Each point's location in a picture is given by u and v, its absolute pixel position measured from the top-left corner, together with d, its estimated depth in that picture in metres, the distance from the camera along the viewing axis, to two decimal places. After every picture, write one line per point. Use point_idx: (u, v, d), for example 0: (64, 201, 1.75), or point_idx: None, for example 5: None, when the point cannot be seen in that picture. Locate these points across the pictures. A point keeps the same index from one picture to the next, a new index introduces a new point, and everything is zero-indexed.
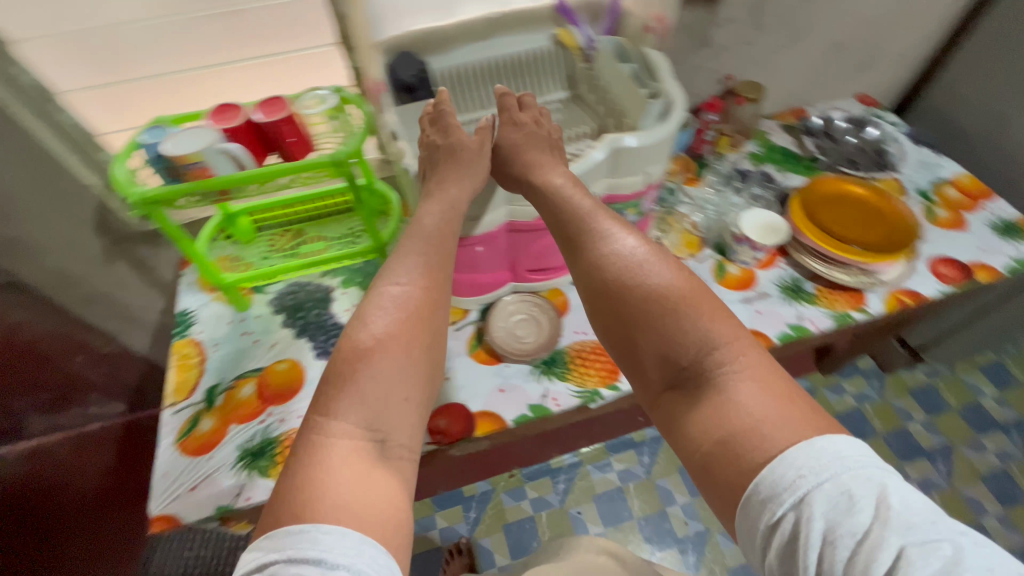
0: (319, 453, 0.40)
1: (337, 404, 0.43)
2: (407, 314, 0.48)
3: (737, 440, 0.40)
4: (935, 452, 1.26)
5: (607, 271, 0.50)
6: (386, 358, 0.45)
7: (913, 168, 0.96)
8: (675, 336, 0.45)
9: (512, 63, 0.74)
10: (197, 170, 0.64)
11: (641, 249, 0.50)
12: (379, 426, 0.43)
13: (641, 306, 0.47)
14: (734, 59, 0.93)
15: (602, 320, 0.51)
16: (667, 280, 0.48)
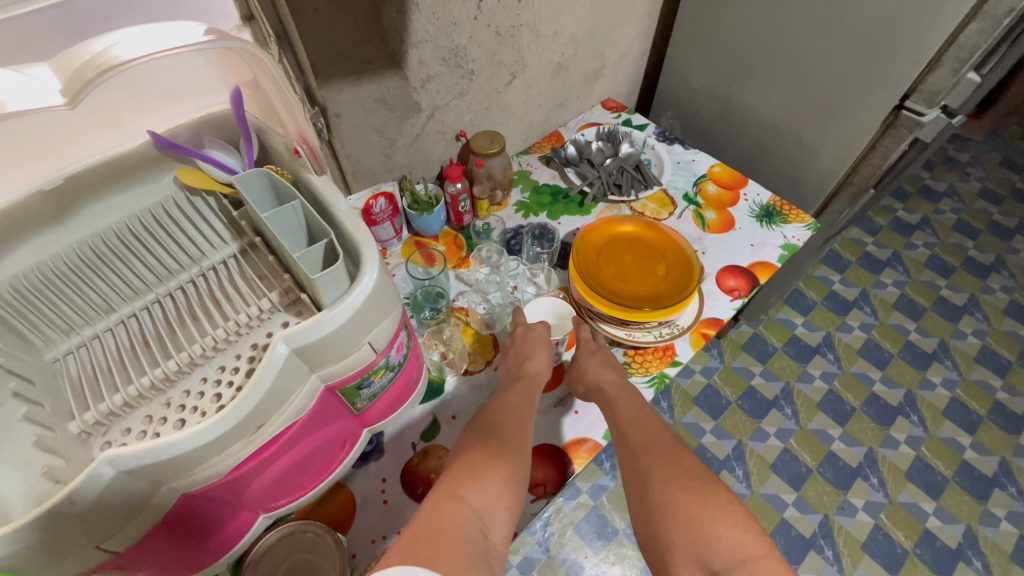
0: (436, 515, 0.42)
1: (465, 486, 0.46)
2: (506, 443, 0.52)
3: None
4: (779, 398, 1.35)
5: (648, 447, 0.54)
6: (496, 480, 0.47)
7: (674, 173, 0.93)
8: (709, 532, 0.45)
9: (108, 250, 0.49)
10: None
11: (661, 442, 0.54)
12: (490, 521, 0.44)
13: (680, 492, 0.48)
14: (455, 115, 0.79)
15: (636, 509, 0.50)
16: (700, 479, 0.50)
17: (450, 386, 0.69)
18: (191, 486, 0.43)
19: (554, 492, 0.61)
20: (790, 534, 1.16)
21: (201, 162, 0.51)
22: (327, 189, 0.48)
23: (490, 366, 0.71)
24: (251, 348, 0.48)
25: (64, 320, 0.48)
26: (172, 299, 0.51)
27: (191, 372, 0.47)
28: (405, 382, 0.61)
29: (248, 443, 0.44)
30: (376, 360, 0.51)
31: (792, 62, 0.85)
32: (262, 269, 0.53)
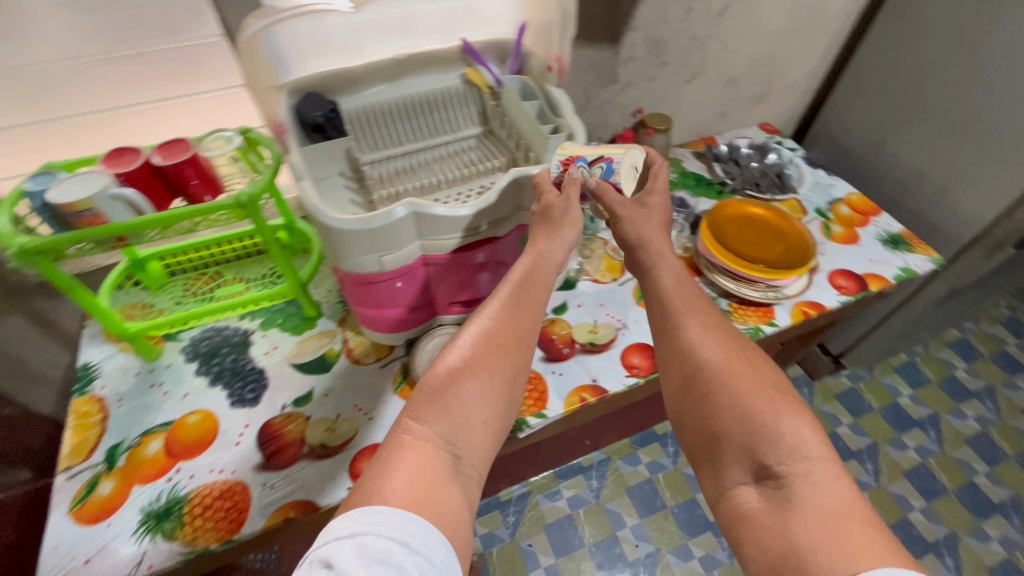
0: (398, 452, 0.46)
1: (427, 412, 0.48)
2: (486, 354, 0.52)
3: (811, 554, 0.38)
4: (862, 452, 1.33)
5: (701, 353, 0.52)
6: (467, 394, 0.50)
7: (811, 190, 1.05)
8: (769, 426, 0.45)
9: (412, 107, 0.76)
10: (87, 218, 0.61)
11: (716, 340, 0.52)
12: (458, 441, 0.48)
13: (742, 391, 0.48)
14: (639, 94, 0.99)
15: (685, 408, 0.51)
16: (757, 387, 0.48)
17: (581, 286, 0.88)
18: (433, 248, 0.66)
19: (644, 374, 0.77)
20: None
21: (480, 66, 0.76)
22: (559, 97, 0.71)
23: (615, 282, 0.89)
24: (481, 187, 0.71)
25: (377, 139, 0.74)
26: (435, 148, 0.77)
27: (440, 190, 0.71)
28: None
29: (473, 234, 0.66)
30: None
31: (952, 114, 0.94)
32: (493, 148, 0.77)
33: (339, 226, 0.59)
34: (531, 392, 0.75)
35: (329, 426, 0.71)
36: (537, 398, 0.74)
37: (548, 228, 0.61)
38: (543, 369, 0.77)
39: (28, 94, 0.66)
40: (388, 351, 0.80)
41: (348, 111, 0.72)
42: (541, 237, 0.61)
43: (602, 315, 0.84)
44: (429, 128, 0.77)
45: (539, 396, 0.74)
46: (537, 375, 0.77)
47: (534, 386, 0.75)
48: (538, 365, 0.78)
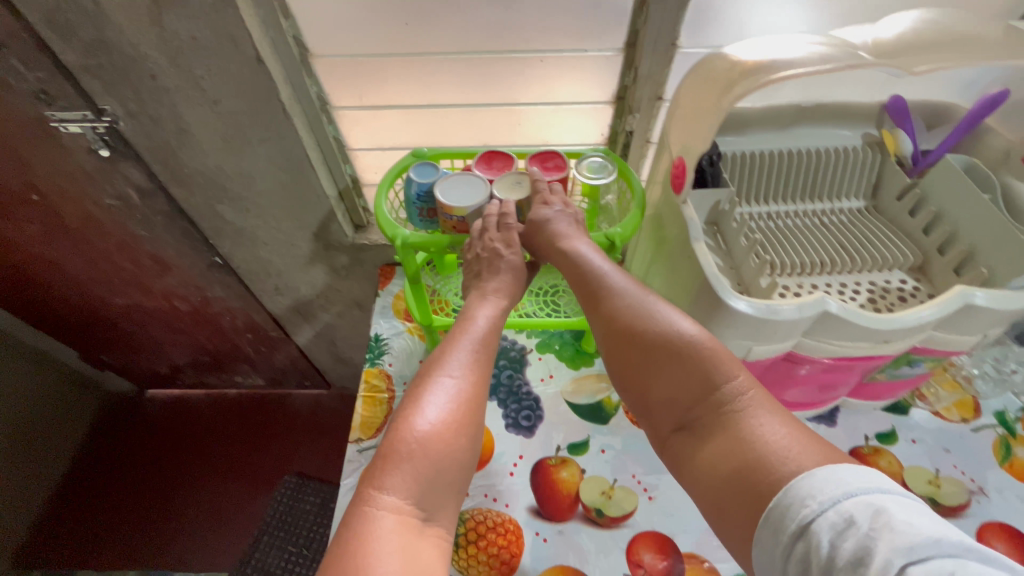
0: (365, 528, 0.39)
1: (388, 478, 0.41)
2: (460, 409, 0.46)
3: (759, 464, 0.39)
4: None
5: (621, 318, 0.50)
6: (442, 448, 0.43)
7: None
8: (683, 369, 0.45)
9: (803, 161, 0.62)
10: (454, 221, 0.59)
11: (647, 299, 0.50)
12: (424, 503, 0.42)
13: (657, 345, 0.47)
14: None
15: (625, 376, 0.50)
16: (679, 333, 0.47)
17: (917, 414, 0.70)
18: (810, 348, 0.56)
19: None
20: None
21: (902, 130, 0.61)
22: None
23: (965, 424, 0.69)
24: (874, 284, 0.58)
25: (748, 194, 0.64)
26: (807, 212, 0.64)
27: (818, 274, 0.58)
28: (914, 382, 0.65)
29: (868, 346, 0.54)
30: (957, 352, 0.57)
31: None
32: (887, 228, 0.62)
33: (742, 309, 0.51)
34: None
35: (605, 491, 0.65)
36: None
37: (495, 281, 0.57)
38: None
39: (425, 78, 0.66)
40: None
41: (729, 153, 0.62)
42: (484, 285, 0.57)
43: (948, 465, 0.66)
44: (806, 190, 0.64)
45: None
46: None
47: None
48: None
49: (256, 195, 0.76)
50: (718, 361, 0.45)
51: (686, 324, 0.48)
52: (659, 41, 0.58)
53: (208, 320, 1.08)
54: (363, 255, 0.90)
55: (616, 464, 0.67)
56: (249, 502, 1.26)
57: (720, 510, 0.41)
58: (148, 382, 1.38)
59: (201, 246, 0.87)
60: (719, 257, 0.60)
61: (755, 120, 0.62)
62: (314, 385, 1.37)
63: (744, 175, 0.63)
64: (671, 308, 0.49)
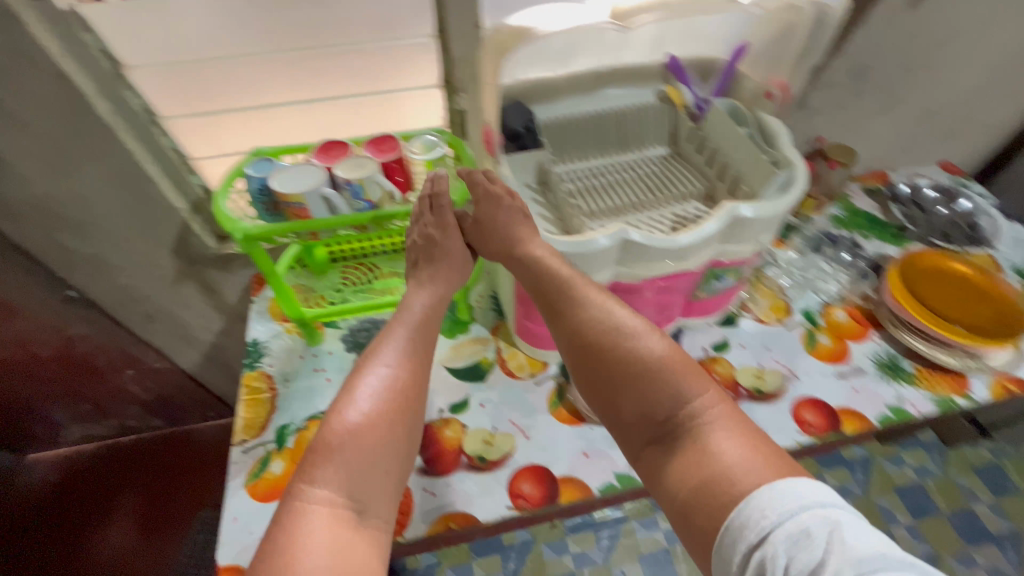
0: (297, 523, 0.44)
1: (317, 472, 0.46)
2: (387, 398, 0.51)
3: (723, 478, 0.46)
4: (1004, 538, 1.15)
5: (592, 336, 0.54)
6: (372, 439, 0.49)
7: (1008, 246, 0.93)
8: (659, 387, 0.51)
9: (606, 119, 0.72)
10: (295, 210, 0.62)
11: (620, 317, 0.55)
12: (360, 494, 0.47)
13: (634, 363, 0.52)
14: (823, 122, 0.91)
15: (595, 390, 0.55)
16: (652, 353, 0.52)
17: (744, 323, 0.83)
18: (627, 275, 0.64)
19: (820, 434, 0.70)
20: None
21: (681, 84, 0.71)
22: (773, 122, 0.65)
23: (781, 324, 0.82)
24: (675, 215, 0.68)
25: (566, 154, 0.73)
26: (621, 164, 0.75)
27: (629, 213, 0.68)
28: (730, 294, 0.77)
29: (671, 265, 0.63)
30: (747, 260, 0.68)
31: None
32: (684, 167, 0.73)
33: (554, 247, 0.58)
34: None
35: (486, 439, 0.70)
36: None
37: (428, 271, 0.64)
38: None
39: (259, 78, 0.69)
40: (541, 367, 0.78)
41: (543, 120, 0.70)
42: (420, 276, 0.64)
43: (769, 360, 0.78)
44: (616, 145, 0.75)
45: None
46: None
47: None
48: None
49: (96, 217, 0.74)
50: (687, 380, 0.51)
51: (658, 346, 0.53)
52: (463, 24, 0.66)
53: (79, 362, 1.01)
54: (233, 265, 0.89)
55: (494, 414, 0.72)
56: (156, 544, 1.19)
57: (686, 518, 0.47)
58: (25, 447, 1.26)
59: (49, 282, 0.82)
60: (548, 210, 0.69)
61: (561, 87, 0.70)
62: (219, 414, 1.31)
63: (559, 138, 0.72)
64: (642, 329, 0.54)
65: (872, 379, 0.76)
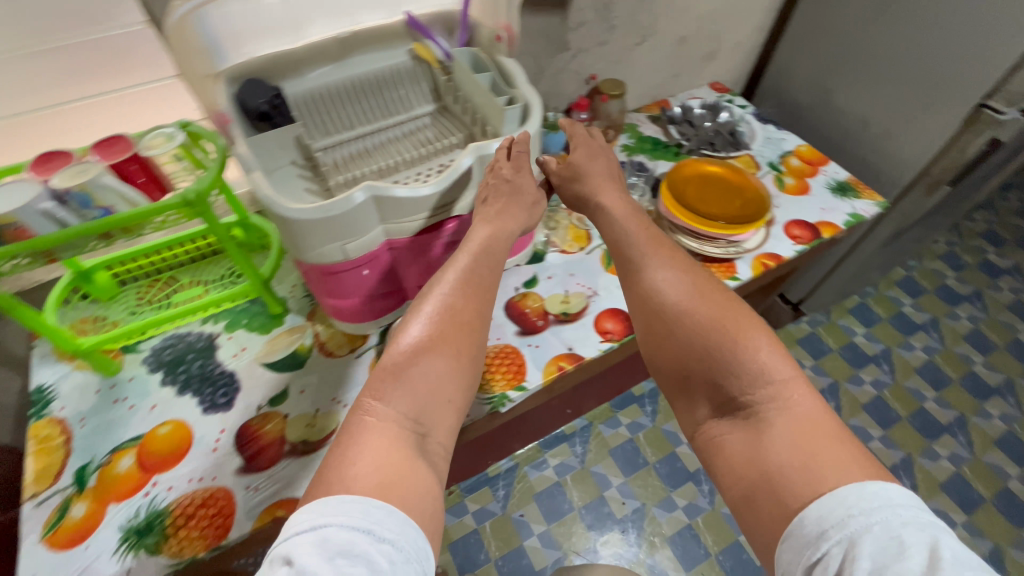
0: (360, 430, 0.49)
1: (389, 393, 0.52)
2: (436, 328, 0.57)
3: (779, 473, 0.48)
4: (825, 391, 1.41)
5: (662, 308, 0.62)
6: (436, 378, 0.54)
7: (763, 145, 1.08)
8: (726, 361, 0.56)
9: (360, 86, 0.73)
10: (12, 232, 0.56)
11: (688, 294, 0.62)
12: (423, 422, 0.52)
13: (697, 333, 0.58)
14: (592, 60, 0.98)
15: (666, 362, 0.61)
16: (719, 325, 0.58)
17: (550, 257, 0.88)
18: (397, 232, 0.65)
19: (618, 338, 0.78)
20: None
21: (427, 39, 0.74)
22: (510, 64, 0.69)
23: (582, 251, 0.89)
24: (441, 165, 0.70)
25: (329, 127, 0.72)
26: (388, 129, 0.75)
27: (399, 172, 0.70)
28: (523, 231, 0.81)
29: (437, 212, 0.65)
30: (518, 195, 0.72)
31: (891, 56, 0.96)
32: (450, 120, 0.75)
33: (297, 217, 0.56)
34: (513, 368, 0.75)
35: (310, 422, 0.70)
36: (520, 375, 0.74)
37: (495, 208, 0.67)
38: (520, 345, 0.78)
39: None
40: (361, 340, 0.78)
41: (292, 95, 0.69)
42: (487, 210, 0.67)
43: (573, 285, 0.85)
44: (380, 109, 0.75)
45: (520, 374, 0.74)
46: (516, 348, 0.77)
47: (516, 361, 0.76)
48: (516, 336, 0.79)
49: None
50: (760, 360, 0.55)
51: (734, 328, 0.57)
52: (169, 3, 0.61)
53: None
54: None
55: (313, 397, 0.72)
56: None
57: (740, 497, 0.51)
58: None
59: None
60: (316, 185, 0.68)
61: (303, 59, 0.69)
62: None
63: (315, 111, 0.71)
64: (714, 310, 0.59)
65: None
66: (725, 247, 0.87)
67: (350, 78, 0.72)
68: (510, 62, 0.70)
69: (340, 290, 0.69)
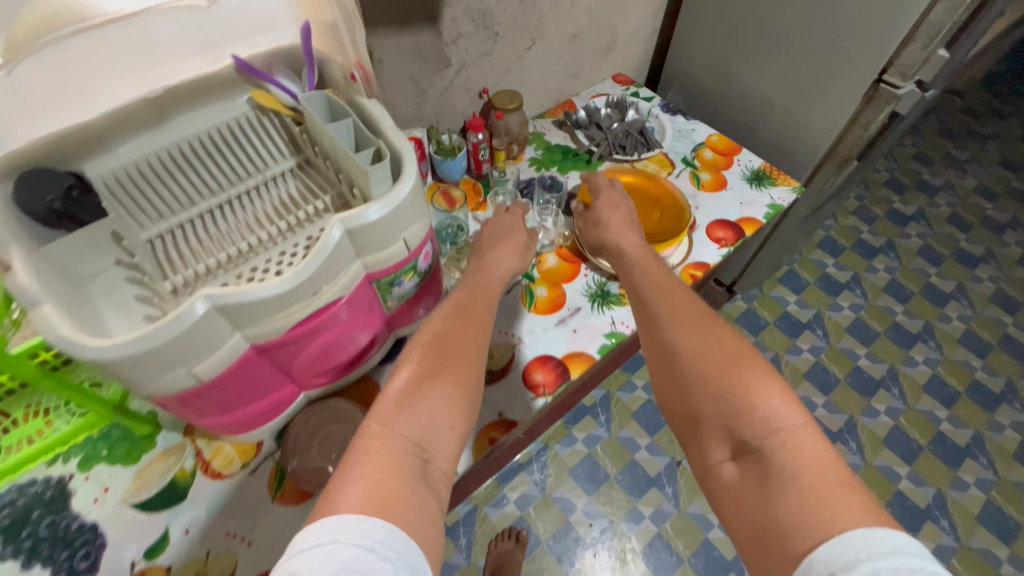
0: (363, 447, 0.45)
1: (393, 416, 0.47)
2: (437, 360, 0.53)
3: (788, 525, 0.41)
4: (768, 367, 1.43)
5: (668, 339, 0.57)
6: (441, 412, 0.49)
7: (674, 139, 1.02)
8: (731, 396, 0.50)
9: (194, 151, 0.60)
10: None
11: (695, 324, 0.57)
12: (426, 447, 0.47)
13: (703, 364, 0.53)
14: (479, 72, 0.88)
15: (671, 395, 0.55)
16: (728, 356, 0.52)
17: None
18: (262, 335, 0.53)
19: (551, 392, 0.70)
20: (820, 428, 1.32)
21: (270, 84, 0.61)
22: (371, 107, 0.58)
23: None
24: (309, 238, 0.58)
25: (156, 208, 0.57)
26: (240, 197, 0.60)
27: (258, 254, 0.57)
28: (428, 289, 0.71)
29: (305, 306, 0.54)
30: (411, 256, 0.61)
31: (786, 35, 0.93)
32: (314, 175, 0.63)
33: (110, 356, 0.44)
34: None
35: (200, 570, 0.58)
36: None
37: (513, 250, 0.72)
38: None
39: None
40: (254, 450, 0.66)
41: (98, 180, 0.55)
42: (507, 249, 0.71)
43: (495, 335, 0.76)
44: (222, 173, 0.60)
45: None
46: None
47: None
48: None
49: None
50: (769, 396, 0.49)
51: (740, 360, 0.52)
52: None
53: None
54: None
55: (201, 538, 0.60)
56: None
57: (749, 550, 0.44)
58: None
59: None
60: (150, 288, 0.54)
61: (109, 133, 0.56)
62: None
63: (135, 191, 0.57)
64: (722, 340, 0.54)
65: (587, 314, 0.79)
66: None
67: (178, 144, 0.59)
68: (372, 104, 0.58)
69: (210, 408, 0.56)
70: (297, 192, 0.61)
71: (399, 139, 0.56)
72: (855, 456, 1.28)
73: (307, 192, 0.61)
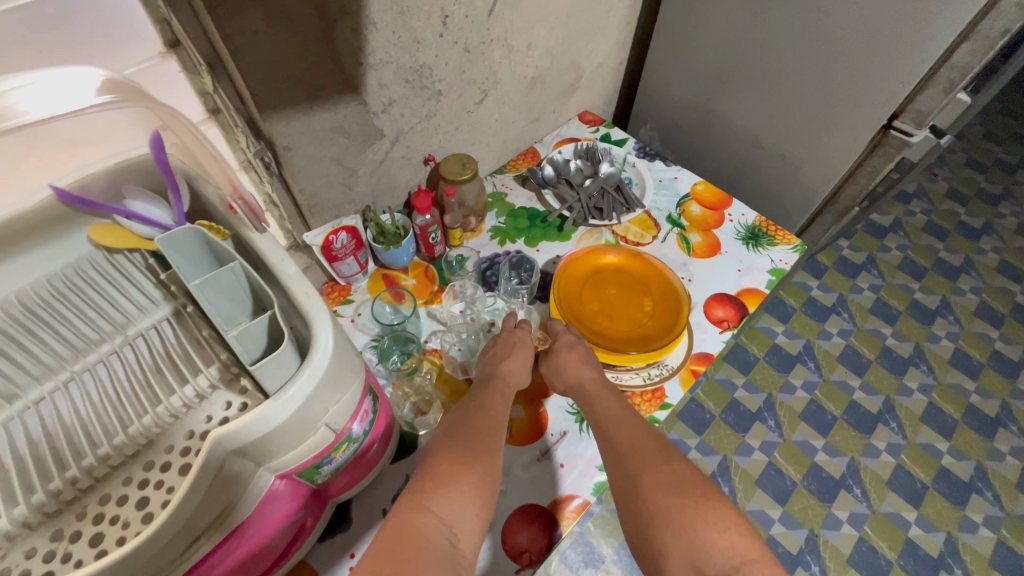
0: (395, 523, 0.40)
1: (429, 496, 0.42)
2: (467, 446, 0.48)
3: None
4: (763, 410, 1.33)
5: (627, 460, 0.48)
6: (472, 508, 0.43)
7: (655, 193, 0.89)
8: (700, 533, 0.42)
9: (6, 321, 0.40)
10: None
11: (651, 440, 0.50)
12: (458, 533, 0.41)
13: (667, 494, 0.45)
14: (421, 138, 0.72)
15: (631, 524, 0.46)
16: (690, 480, 0.46)
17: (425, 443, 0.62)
18: None
19: (540, 561, 0.56)
20: (822, 476, 1.24)
21: (121, 215, 0.43)
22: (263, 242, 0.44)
23: None
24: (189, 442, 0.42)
25: None
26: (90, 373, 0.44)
27: (115, 472, 0.41)
28: (375, 440, 0.54)
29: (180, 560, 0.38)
30: (343, 430, 0.45)
31: (775, 72, 0.80)
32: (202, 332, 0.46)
33: None
34: None
35: None
36: None
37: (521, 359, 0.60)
38: None
39: None
40: None
41: None
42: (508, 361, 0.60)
43: None
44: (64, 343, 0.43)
45: None
46: None
47: None
48: None
49: None
50: (733, 529, 0.43)
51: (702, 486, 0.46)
52: None
53: None
54: None
55: None
56: None
57: None
58: None
59: None
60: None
61: None
62: None
63: None
64: (681, 464, 0.48)
65: (577, 440, 0.64)
66: (647, 375, 0.67)
67: None
68: (265, 238, 0.44)
69: None
70: (174, 363, 0.46)
71: (302, 287, 0.42)
72: (861, 504, 1.20)
73: (186, 362, 0.46)
